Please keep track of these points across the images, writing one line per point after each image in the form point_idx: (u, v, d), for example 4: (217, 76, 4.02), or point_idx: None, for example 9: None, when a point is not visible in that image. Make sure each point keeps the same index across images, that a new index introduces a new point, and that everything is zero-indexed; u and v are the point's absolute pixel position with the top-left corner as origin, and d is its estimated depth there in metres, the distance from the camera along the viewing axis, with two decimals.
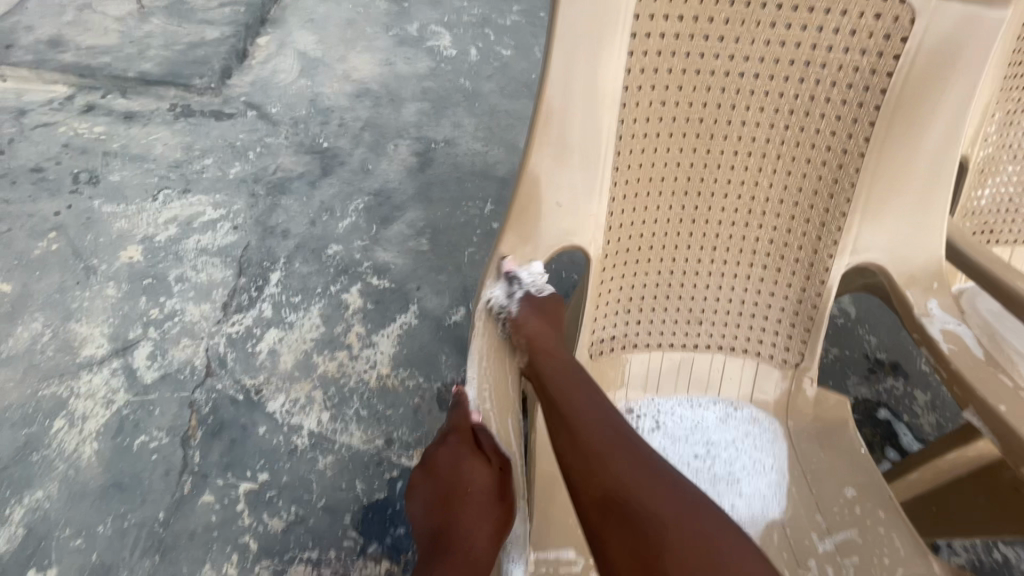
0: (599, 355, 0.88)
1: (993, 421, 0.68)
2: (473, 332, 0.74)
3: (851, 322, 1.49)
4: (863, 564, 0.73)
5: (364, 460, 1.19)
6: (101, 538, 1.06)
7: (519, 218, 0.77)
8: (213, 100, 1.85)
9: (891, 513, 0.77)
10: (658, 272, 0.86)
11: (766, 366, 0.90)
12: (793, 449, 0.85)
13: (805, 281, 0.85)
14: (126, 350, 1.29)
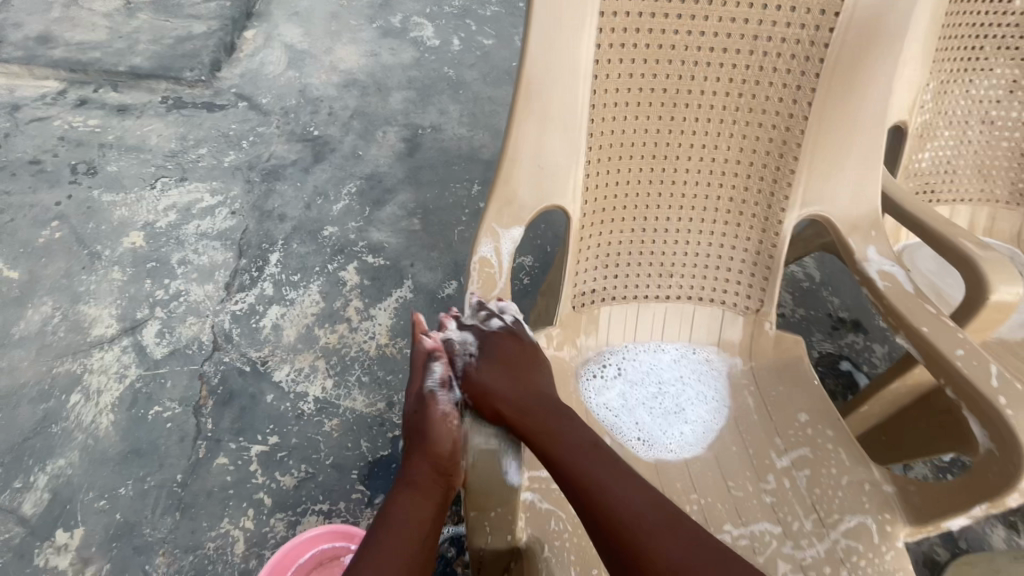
0: (581, 307, 0.97)
1: (920, 342, 0.79)
2: (469, 279, 0.83)
3: (815, 285, 1.61)
4: (814, 475, 0.84)
5: (368, 421, 1.27)
6: (124, 499, 1.13)
7: (505, 179, 0.85)
8: (205, 93, 1.90)
9: (838, 432, 0.88)
10: (631, 229, 0.96)
11: (731, 314, 1.00)
12: (755, 384, 0.95)
13: (761, 233, 0.95)
14: (134, 328, 1.36)
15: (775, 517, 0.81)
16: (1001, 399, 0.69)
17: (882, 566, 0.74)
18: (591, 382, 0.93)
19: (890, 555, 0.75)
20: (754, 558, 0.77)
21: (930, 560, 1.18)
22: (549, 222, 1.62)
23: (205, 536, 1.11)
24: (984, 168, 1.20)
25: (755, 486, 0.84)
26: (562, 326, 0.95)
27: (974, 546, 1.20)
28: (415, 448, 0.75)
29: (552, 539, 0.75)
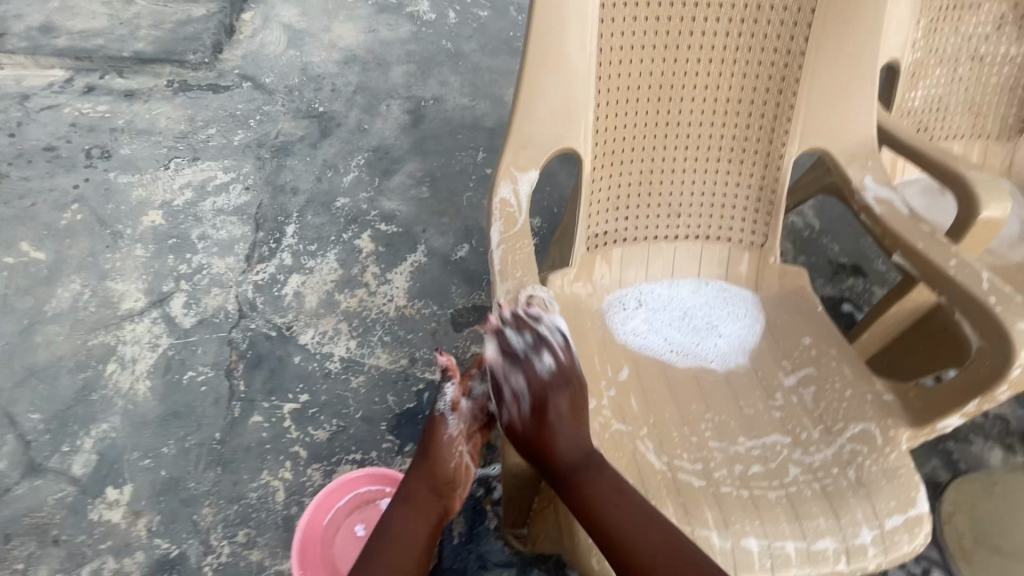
0: (595, 249, 1.02)
1: (915, 258, 0.84)
2: (492, 217, 0.87)
3: (816, 234, 1.65)
4: (819, 390, 0.89)
5: (392, 376, 1.33)
6: (167, 457, 1.20)
7: (520, 124, 0.89)
8: (209, 74, 1.93)
9: (841, 351, 0.93)
10: (640, 172, 1.00)
11: (739, 250, 1.05)
12: (761, 313, 1.01)
13: (764, 169, 1.00)
14: (162, 301, 1.41)
15: (785, 429, 0.86)
16: (992, 302, 0.75)
17: (887, 463, 0.80)
18: (617, 311, 1.00)
19: (894, 455, 0.81)
20: (767, 464, 0.83)
21: (931, 480, 1.25)
22: (554, 183, 1.67)
23: (247, 487, 1.17)
24: (975, 104, 1.24)
25: (765, 403, 0.90)
26: (577, 266, 1.00)
27: (974, 466, 1.27)
28: (418, 465, 0.88)
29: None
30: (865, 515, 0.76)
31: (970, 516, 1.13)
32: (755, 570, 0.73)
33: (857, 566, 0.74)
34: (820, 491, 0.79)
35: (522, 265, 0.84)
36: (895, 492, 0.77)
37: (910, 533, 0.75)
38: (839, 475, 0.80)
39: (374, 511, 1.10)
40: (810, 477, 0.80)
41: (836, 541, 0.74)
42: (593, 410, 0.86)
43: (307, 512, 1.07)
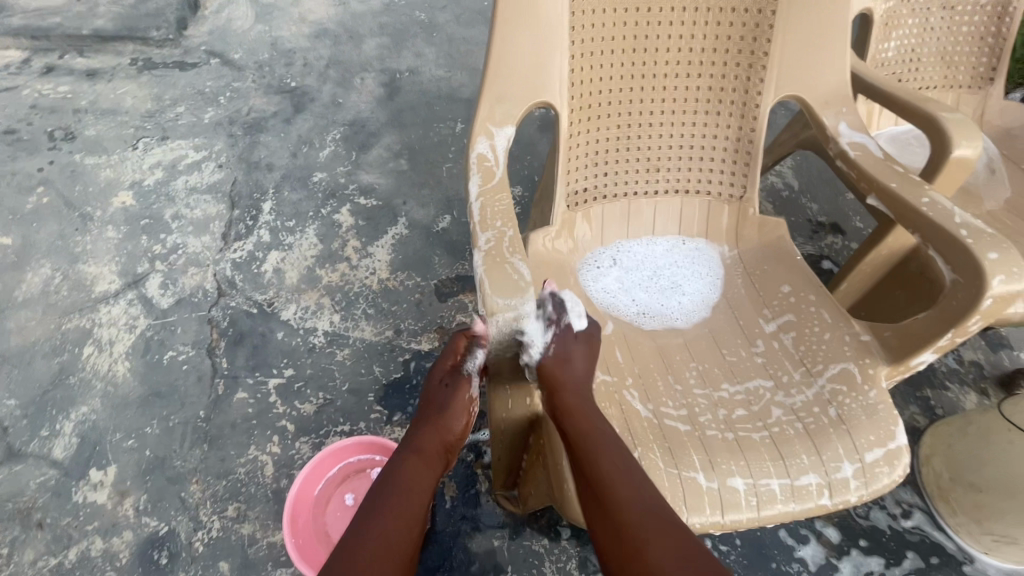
0: (576, 206, 1.02)
1: (889, 199, 0.86)
2: (470, 171, 0.86)
3: (795, 194, 1.67)
4: (799, 336, 0.91)
5: (378, 348, 1.32)
6: (151, 436, 1.18)
7: (494, 77, 0.87)
8: (174, 52, 1.87)
9: (820, 296, 0.95)
10: (617, 127, 1.00)
11: (718, 204, 1.05)
12: (742, 266, 1.02)
13: (741, 119, 1.00)
14: (137, 282, 1.38)
15: (767, 373, 0.88)
16: (963, 235, 0.77)
17: (867, 401, 0.81)
18: (590, 270, 1.00)
19: (874, 392, 0.82)
20: (750, 407, 0.84)
21: (910, 426, 1.29)
22: (534, 152, 1.65)
23: (235, 463, 1.16)
24: (947, 54, 1.25)
25: (747, 350, 0.91)
26: (559, 224, 1.00)
27: (949, 411, 1.31)
28: (422, 418, 0.85)
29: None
30: (846, 451, 0.78)
31: (945, 456, 1.17)
32: (741, 508, 0.74)
33: (839, 499, 0.75)
34: (802, 431, 0.80)
35: (501, 215, 0.81)
36: (875, 427, 0.79)
37: (890, 465, 0.77)
38: (820, 414, 0.81)
39: (366, 482, 1.10)
40: (792, 417, 0.82)
41: (819, 476, 0.76)
42: None
43: (294, 485, 1.05)
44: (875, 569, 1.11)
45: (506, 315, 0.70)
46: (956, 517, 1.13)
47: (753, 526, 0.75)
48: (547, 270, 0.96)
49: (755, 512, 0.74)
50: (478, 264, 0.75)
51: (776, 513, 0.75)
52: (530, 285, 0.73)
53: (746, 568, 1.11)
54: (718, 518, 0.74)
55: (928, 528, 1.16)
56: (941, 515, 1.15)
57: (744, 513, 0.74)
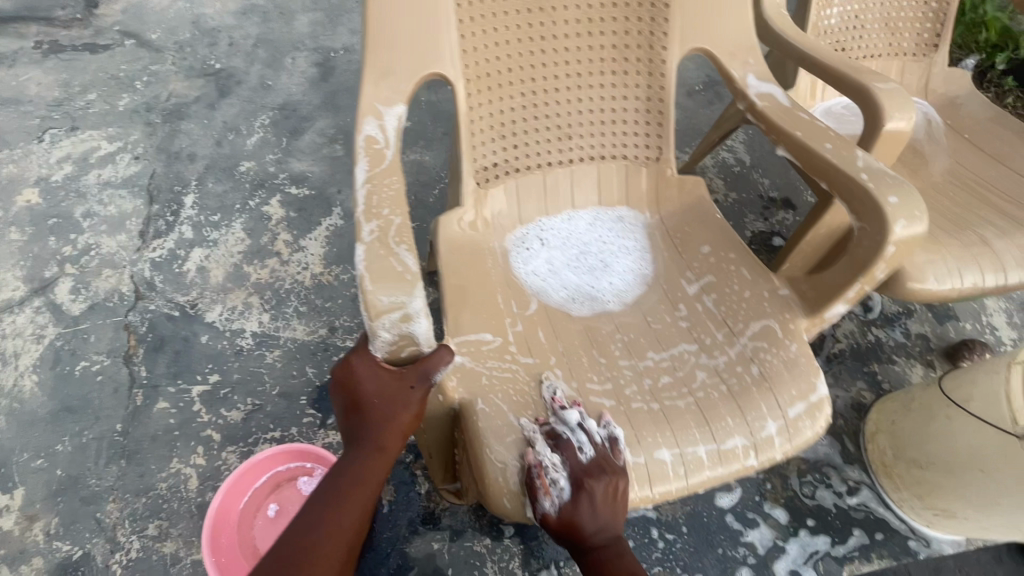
0: (486, 184, 0.96)
1: (795, 147, 0.87)
2: (357, 156, 0.78)
3: (746, 169, 1.62)
4: (720, 296, 0.89)
5: (311, 348, 1.25)
6: (62, 455, 1.10)
7: (374, 50, 0.80)
8: (83, 33, 1.71)
9: (740, 254, 0.93)
10: (523, 96, 0.94)
11: (635, 168, 1.01)
12: (663, 229, 1.00)
13: (649, 78, 0.97)
14: (45, 288, 1.27)
15: (690, 337, 0.86)
16: (864, 179, 0.79)
17: (788, 355, 0.81)
18: (518, 253, 0.95)
19: (795, 346, 0.82)
20: (675, 374, 0.82)
21: (856, 402, 1.28)
22: None
23: (156, 478, 1.09)
24: (891, 20, 1.21)
25: (671, 316, 0.89)
26: (470, 205, 0.94)
27: (896, 385, 1.31)
28: (374, 418, 0.69)
29: (485, 394, 0.76)
30: (770, 409, 0.77)
31: (889, 433, 1.16)
32: (669, 480, 0.73)
33: (765, 458, 0.75)
34: (727, 392, 0.79)
35: (388, 202, 0.75)
36: (796, 382, 0.79)
37: (811, 418, 0.77)
38: (743, 374, 0.80)
39: (294, 492, 1.05)
40: (716, 379, 0.80)
41: (745, 437, 0.75)
42: (499, 347, 0.81)
43: (215, 498, 0.98)
44: (821, 548, 1.11)
45: (392, 316, 0.66)
46: (900, 493, 1.13)
47: (682, 495, 0.73)
48: (464, 254, 0.90)
49: (683, 481, 0.73)
50: (359, 259, 0.68)
51: (705, 479, 0.73)
52: (418, 278, 0.68)
53: (693, 556, 1.09)
54: (647, 492, 0.72)
55: (873, 504, 1.16)
56: (886, 491, 1.16)
57: (671, 483, 0.73)
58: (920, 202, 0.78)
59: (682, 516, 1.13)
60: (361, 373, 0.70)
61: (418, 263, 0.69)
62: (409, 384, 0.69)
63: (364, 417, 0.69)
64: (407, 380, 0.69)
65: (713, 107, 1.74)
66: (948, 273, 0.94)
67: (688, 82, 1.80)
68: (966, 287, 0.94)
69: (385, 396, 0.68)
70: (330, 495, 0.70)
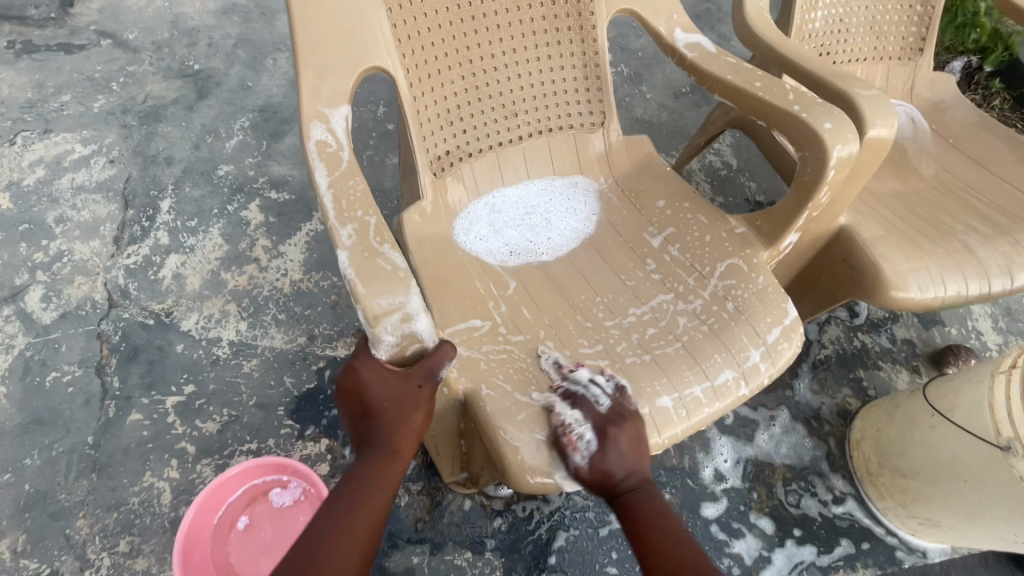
0: (442, 172, 0.96)
1: (732, 93, 0.89)
2: (311, 161, 0.74)
3: (733, 172, 1.61)
4: (684, 245, 0.95)
5: (290, 357, 1.23)
6: (31, 469, 1.07)
7: (304, 51, 0.76)
8: (58, 32, 1.67)
9: (693, 203, 0.99)
10: (463, 77, 0.93)
11: (583, 135, 1.04)
12: (620, 187, 1.04)
13: (582, 44, 0.99)
14: (15, 296, 1.24)
15: (665, 288, 0.91)
16: (798, 111, 0.81)
17: (756, 287, 0.88)
18: (461, 226, 0.95)
19: (761, 278, 0.89)
20: (658, 324, 0.87)
21: (842, 409, 1.28)
22: None
23: (128, 493, 1.06)
24: (875, 24, 1.20)
25: (641, 269, 0.94)
26: (429, 198, 0.94)
27: (881, 391, 1.31)
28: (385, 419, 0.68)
29: (486, 379, 0.77)
30: (750, 339, 0.84)
31: (875, 440, 1.15)
32: (674, 421, 0.78)
33: (754, 384, 0.82)
34: (710, 330, 0.85)
35: (358, 204, 0.71)
36: (769, 310, 0.86)
37: (788, 339, 0.85)
38: (719, 312, 0.86)
39: (266, 506, 1.04)
40: (697, 321, 0.86)
41: (733, 369, 0.82)
42: (489, 330, 0.84)
43: (188, 515, 0.95)
44: (807, 557, 1.10)
45: (392, 317, 0.64)
46: (884, 501, 1.12)
47: (690, 433, 0.80)
48: (432, 247, 0.91)
49: (687, 421, 0.79)
50: (343, 264, 0.65)
51: (705, 416, 0.80)
52: (410, 275, 0.65)
53: None
54: (656, 440, 0.77)
55: (858, 514, 1.15)
56: (870, 499, 1.15)
57: (677, 425, 0.78)
58: (851, 123, 0.80)
59: None
60: (367, 377, 0.68)
61: (405, 260, 0.67)
62: (416, 383, 0.68)
63: (374, 421, 0.68)
64: (414, 378, 0.68)
65: (701, 110, 1.73)
66: (932, 280, 0.93)
67: (675, 84, 1.78)
68: (950, 296, 0.93)
69: (395, 399, 0.67)
70: (341, 508, 0.66)
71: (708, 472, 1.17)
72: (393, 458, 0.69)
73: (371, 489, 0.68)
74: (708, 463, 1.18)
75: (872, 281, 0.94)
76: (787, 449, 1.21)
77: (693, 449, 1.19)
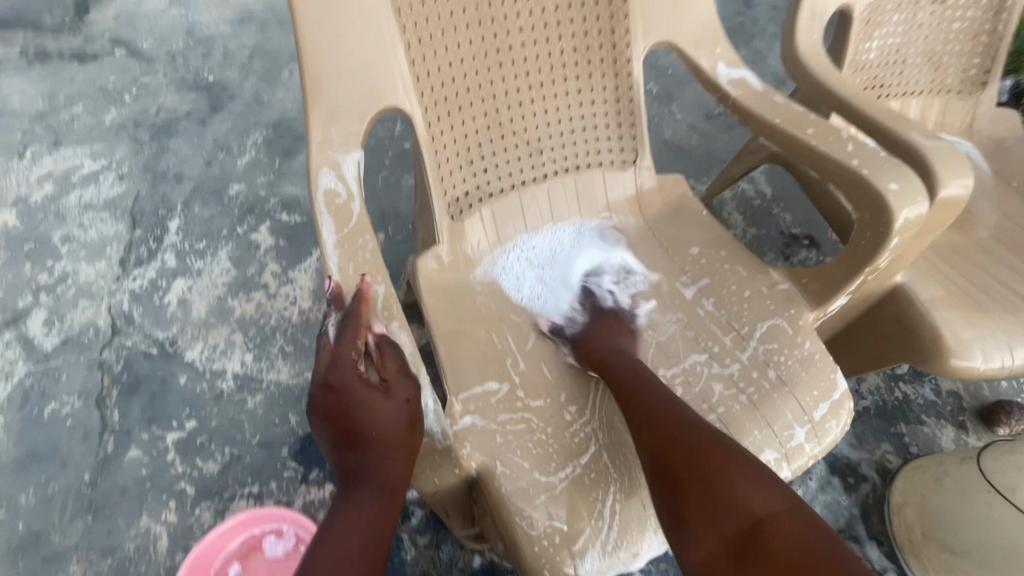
0: (460, 214, 0.89)
1: (778, 137, 0.80)
2: (319, 215, 0.68)
3: (767, 203, 1.52)
4: (720, 300, 0.86)
5: (295, 393, 1.17)
6: (25, 507, 1.02)
7: (315, 94, 0.70)
8: (72, 40, 1.63)
9: (731, 252, 0.91)
10: (486, 113, 0.86)
11: (611, 173, 0.96)
12: (650, 231, 0.95)
13: (615, 79, 0.91)
14: (18, 320, 1.20)
15: (699, 347, 0.83)
16: (858, 166, 0.72)
17: (802, 354, 0.79)
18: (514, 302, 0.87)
19: (808, 343, 0.80)
20: (691, 390, 0.79)
21: (881, 468, 1.18)
22: None
23: (124, 536, 1.01)
24: (935, 55, 1.10)
25: (673, 325, 0.86)
26: (447, 241, 0.87)
27: (924, 449, 1.21)
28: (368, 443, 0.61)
29: (503, 454, 0.70)
30: (795, 414, 0.76)
31: (918, 509, 1.06)
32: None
33: (797, 466, 0.74)
34: (748, 403, 0.77)
35: (368, 267, 0.67)
36: (816, 381, 0.77)
37: (836, 416, 0.76)
38: (760, 380, 0.78)
39: (261, 563, 0.97)
40: (734, 389, 0.78)
41: (776, 451, 0.74)
42: (508, 395, 0.76)
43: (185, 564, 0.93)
44: None
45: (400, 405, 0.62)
46: None
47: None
48: (447, 297, 0.84)
49: None
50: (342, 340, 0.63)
51: None
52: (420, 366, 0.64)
53: None
54: None
55: None
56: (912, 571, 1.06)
57: None
58: (919, 181, 0.71)
59: None
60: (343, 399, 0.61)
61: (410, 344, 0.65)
62: (395, 395, 0.62)
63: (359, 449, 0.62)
64: (393, 387, 0.62)
65: (734, 133, 1.63)
66: (997, 348, 0.84)
67: (707, 104, 1.69)
68: (1017, 366, 0.84)
69: (375, 419, 0.61)
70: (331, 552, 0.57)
71: None
72: (387, 494, 0.61)
73: (357, 544, 0.58)
74: None
75: (928, 346, 0.85)
76: (821, 510, 1.13)
77: None
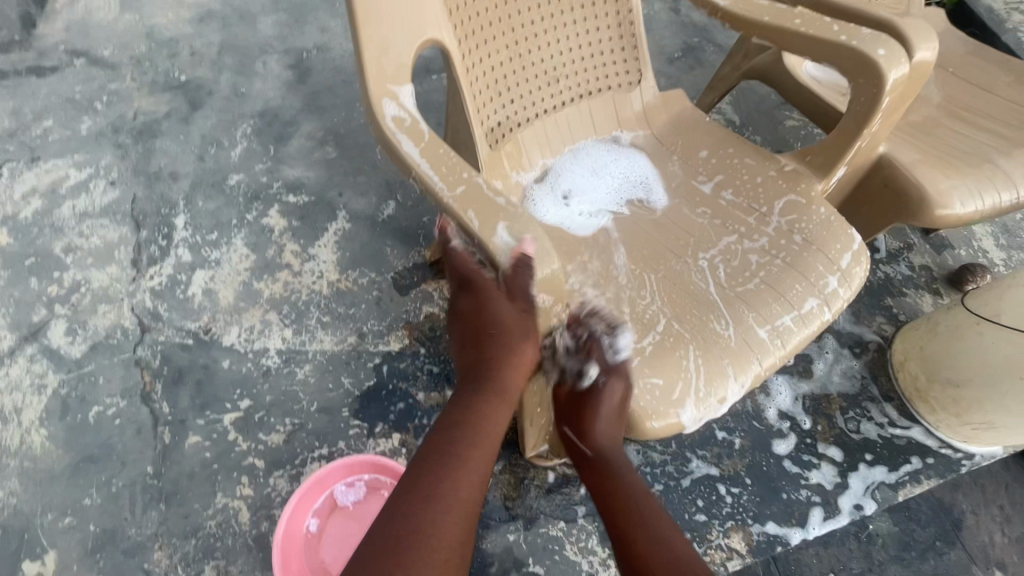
0: (497, 144, 0.95)
1: (769, 34, 0.90)
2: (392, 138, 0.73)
3: (738, 128, 1.65)
4: (737, 189, 0.97)
5: (343, 357, 1.19)
6: (92, 509, 1.01)
7: (366, 27, 0.74)
8: (26, 56, 1.56)
9: (736, 148, 1.02)
10: (507, 46, 0.93)
11: (621, 95, 1.05)
12: (660, 143, 1.05)
13: (616, 5, 0.99)
14: (37, 333, 1.16)
15: (728, 229, 0.93)
16: (846, 41, 0.84)
17: (819, 218, 0.91)
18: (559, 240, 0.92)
19: (822, 209, 0.91)
20: (731, 263, 0.89)
21: (880, 336, 1.34)
22: None
23: (202, 517, 1.01)
24: None
25: (701, 216, 0.95)
26: (490, 170, 0.93)
27: (911, 316, 1.38)
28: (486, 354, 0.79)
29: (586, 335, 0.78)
30: (826, 266, 0.86)
31: (920, 359, 1.21)
32: (770, 351, 0.80)
33: (836, 308, 0.85)
34: (784, 264, 0.87)
35: (458, 166, 0.73)
36: (836, 237, 0.89)
37: (858, 263, 0.88)
38: (789, 244, 0.89)
39: (345, 520, 1.01)
40: (769, 256, 0.88)
41: (817, 297, 0.84)
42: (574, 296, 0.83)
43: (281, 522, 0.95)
44: (878, 478, 1.15)
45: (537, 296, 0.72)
46: (936, 415, 1.19)
47: (784, 361, 0.82)
48: None
49: (783, 350, 0.81)
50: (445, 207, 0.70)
51: (799, 342, 0.82)
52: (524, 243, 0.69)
53: (761, 505, 1.11)
54: (760, 370, 0.79)
55: (920, 436, 1.21)
56: (922, 415, 1.22)
57: (774, 355, 0.80)
58: (897, 47, 0.84)
59: (743, 468, 1.14)
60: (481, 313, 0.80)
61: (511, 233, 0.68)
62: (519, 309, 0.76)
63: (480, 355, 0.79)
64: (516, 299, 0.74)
65: (696, 73, 1.77)
66: (971, 195, 0.98)
67: (667, 49, 1.81)
68: (988, 207, 0.99)
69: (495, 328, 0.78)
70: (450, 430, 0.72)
71: (772, 412, 1.21)
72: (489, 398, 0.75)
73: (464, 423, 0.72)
74: (770, 403, 1.22)
75: (916, 201, 0.99)
76: (839, 378, 1.27)
77: (754, 393, 1.23)
